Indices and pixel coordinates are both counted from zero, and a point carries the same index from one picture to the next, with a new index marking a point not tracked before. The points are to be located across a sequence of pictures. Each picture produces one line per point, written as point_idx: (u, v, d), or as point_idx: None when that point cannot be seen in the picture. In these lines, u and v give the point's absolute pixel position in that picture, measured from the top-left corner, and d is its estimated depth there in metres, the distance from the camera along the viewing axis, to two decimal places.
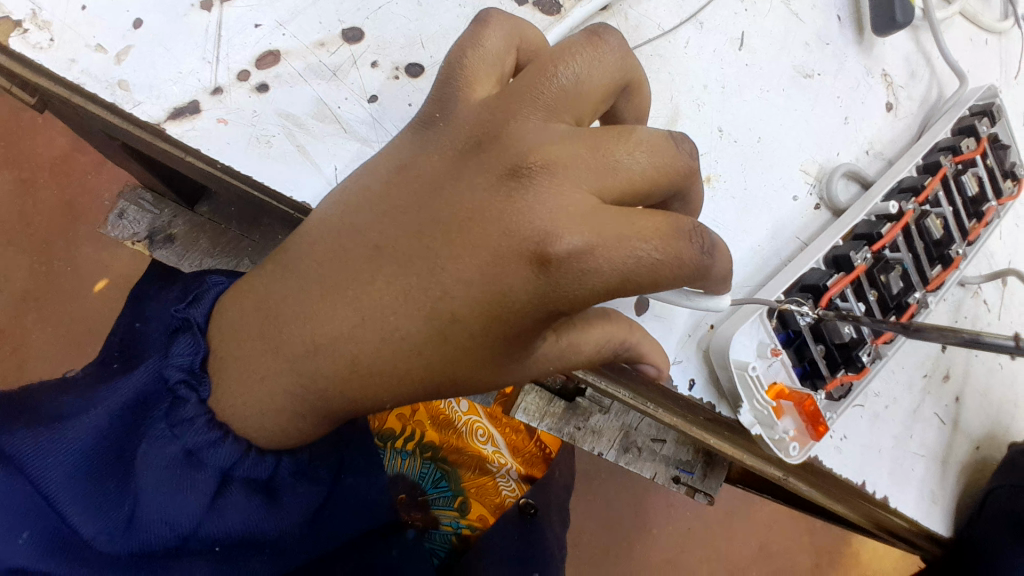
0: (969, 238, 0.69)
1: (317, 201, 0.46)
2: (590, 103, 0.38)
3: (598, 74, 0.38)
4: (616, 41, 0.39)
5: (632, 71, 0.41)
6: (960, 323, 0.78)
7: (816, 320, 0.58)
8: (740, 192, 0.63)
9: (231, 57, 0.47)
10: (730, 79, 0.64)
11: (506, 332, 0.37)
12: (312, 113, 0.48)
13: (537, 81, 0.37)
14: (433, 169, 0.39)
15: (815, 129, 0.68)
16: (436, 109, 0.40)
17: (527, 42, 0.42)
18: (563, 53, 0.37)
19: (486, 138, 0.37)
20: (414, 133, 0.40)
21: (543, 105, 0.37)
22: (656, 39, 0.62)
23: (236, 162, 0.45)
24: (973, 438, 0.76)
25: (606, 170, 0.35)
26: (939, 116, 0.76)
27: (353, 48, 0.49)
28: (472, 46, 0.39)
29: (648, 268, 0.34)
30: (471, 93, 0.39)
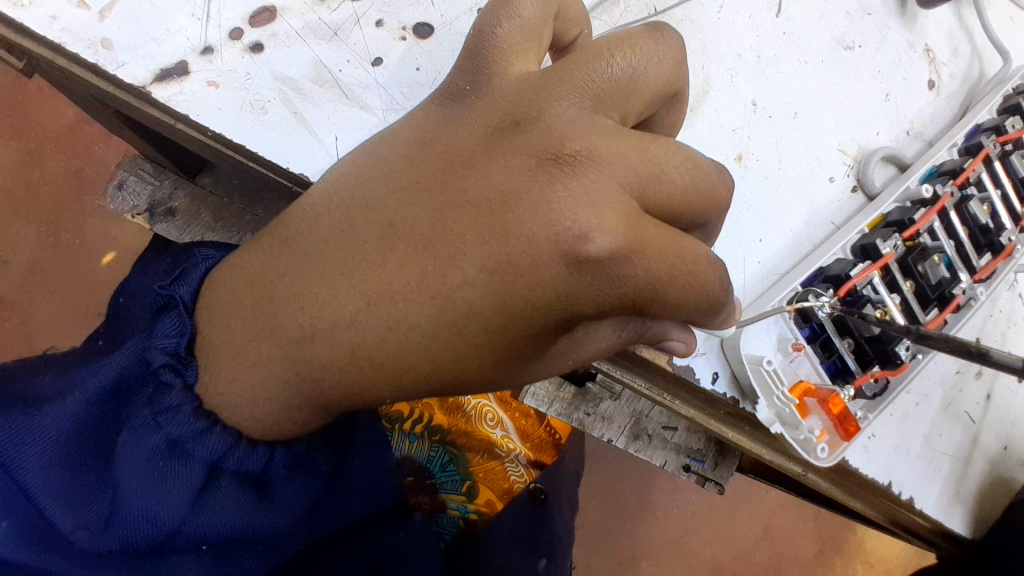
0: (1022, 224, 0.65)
1: (318, 175, 0.43)
2: (643, 100, 0.35)
3: (655, 72, 0.35)
4: (676, 42, 0.36)
5: (681, 84, 0.38)
6: (995, 316, 0.74)
7: (838, 312, 0.54)
8: (773, 172, 0.58)
9: (223, 12, 0.43)
10: (767, 48, 0.59)
11: (525, 332, 0.34)
12: (310, 77, 0.44)
13: (587, 66, 0.34)
14: (458, 138, 0.35)
15: (854, 106, 0.63)
16: (466, 80, 0.36)
17: (565, 11, 0.38)
18: (621, 44, 0.34)
19: (524, 119, 0.34)
20: (438, 104, 0.37)
21: (586, 94, 0.34)
22: (687, 3, 0.56)
23: (227, 129, 0.42)
24: (1005, 437, 0.72)
25: (656, 175, 0.32)
26: (980, 98, 0.71)
27: (356, 5, 0.45)
28: (507, 13, 0.35)
29: (681, 286, 0.32)
30: (507, 66, 0.35)
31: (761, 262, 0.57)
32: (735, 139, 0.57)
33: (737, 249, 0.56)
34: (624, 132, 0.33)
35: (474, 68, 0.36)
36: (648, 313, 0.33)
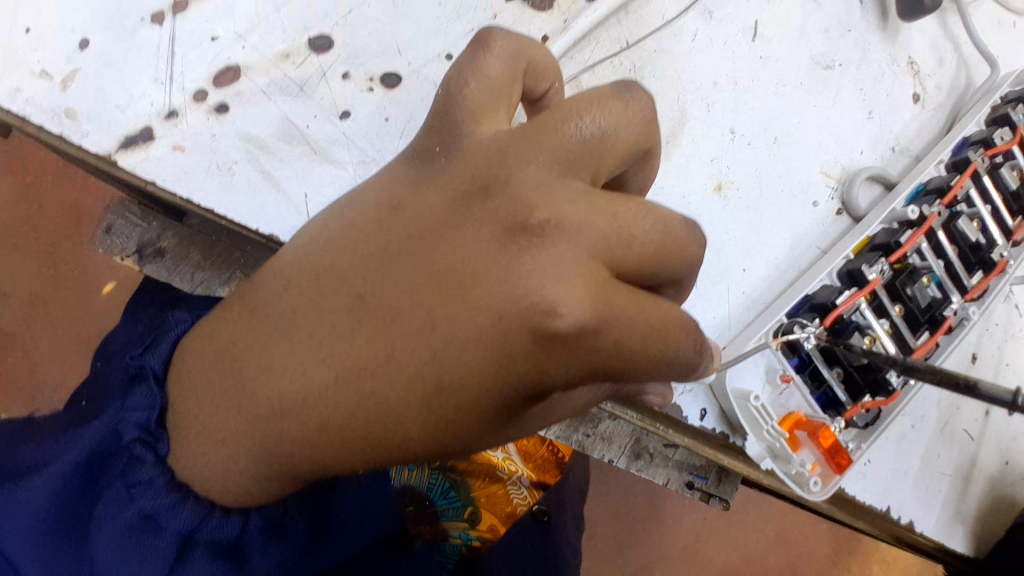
0: (1014, 238, 0.65)
1: (289, 234, 0.42)
2: (614, 160, 0.35)
3: (625, 132, 0.34)
4: (645, 102, 0.36)
5: (653, 139, 0.37)
6: (990, 330, 0.73)
7: (824, 342, 0.53)
8: (755, 200, 0.57)
9: (186, 74, 0.43)
10: (744, 76, 0.58)
11: (499, 405, 0.32)
12: (278, 134, 0.43)
13: (556, 128, 0.34)
14: (428, 201, 0.34)
15: (836, 127, 0.62)
16: (436, 141, 0.36)
17: (534, 65, 0.37)
18: (591, 105, 0.34)
19: (492, 184, 0.34)
20: (407, 165, 0.37)
21: (555, 156, 0.33)
22: (662, 32, 0.55)
23: (194, 193, 0.41)
24: (1004, 451, 0.71)
25: (626, 238, 0.32)
26: (969, 106, 0.71)
27: (322, 59, 0.45)
28: (472, 74, 0.35)
29: (653, 355, 0.31)
30: (476, 127, 0.35)
31: (745, 292, 0.56)
32: (714, 170, 0.56)
33: (720, 279, 0.56)
34: (592, 194, 0.33)
35: (444, 128, 0.36)
36: (625, 379, 0.33)
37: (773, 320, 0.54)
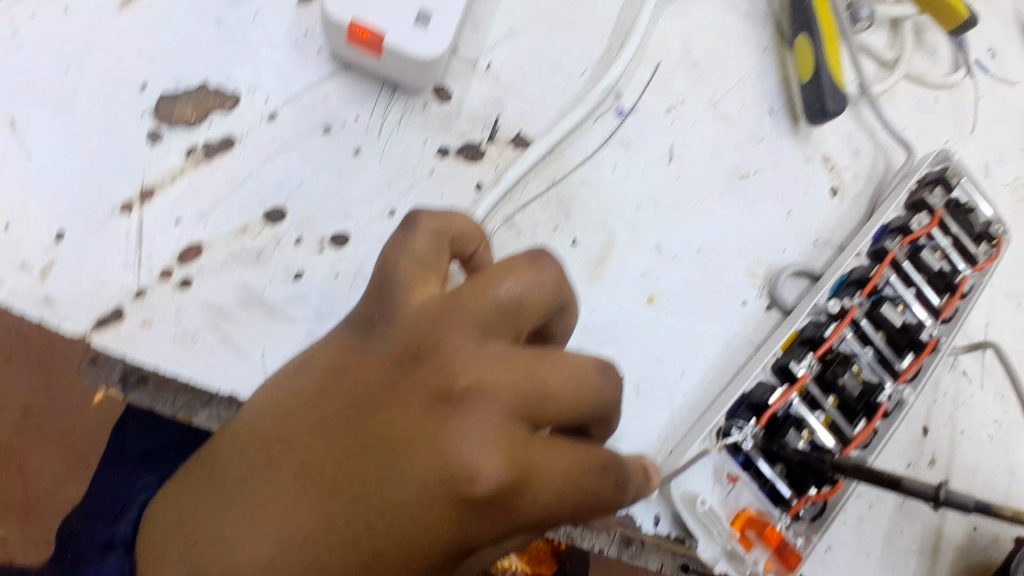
0: (943, 316, 0.67)
1: (251, 389, 0.47)
2: (533, 319, 0.40)
3: (538, 293, 0.40)
4: (554, 266, 0.42)
5: (567, 295, 0.43)
6: (940, 400, 0.76)
7: (759, 443, 0.58)
8: (685, 306, 0.63)
9: (153, 256, 0.48)
10: (665, 197, 0.64)
11: (433, 562, 0.35)
12: (238, 300, 0.49)
13: (477, 297, 0.39)
14: (369, 367, 0.39)
15: (759, 231, 0.68)
16: (374, 309, 0.41)
17: (459, 234, 0.43)
18: (507, 273, 0.40)
19: (422, 351, 0.38)
20: (352, 330, 0.41)
21: (478, 322, 0.38)
22: (585, 165, 0.62)
23: (164, 362, 0.47)
24: (971, 518, 0.71)
25: (543, 397, 0.37)
26: (889, 189, 0.73)
27: (276, 229, 0.50)
28: (403, 252, 0.40)
29: (571, 500, 0.37)
30: (411, 295, 0.40)
31: (685, 394, 0.60)
32: (645, 283, 0.62)
33: (660, 384, 0.60)
34: (511, 355, 0.38)
35: (380, 298, 0.40)
36: (551, 519, 0.37)
37: (714, 423, 0.57)
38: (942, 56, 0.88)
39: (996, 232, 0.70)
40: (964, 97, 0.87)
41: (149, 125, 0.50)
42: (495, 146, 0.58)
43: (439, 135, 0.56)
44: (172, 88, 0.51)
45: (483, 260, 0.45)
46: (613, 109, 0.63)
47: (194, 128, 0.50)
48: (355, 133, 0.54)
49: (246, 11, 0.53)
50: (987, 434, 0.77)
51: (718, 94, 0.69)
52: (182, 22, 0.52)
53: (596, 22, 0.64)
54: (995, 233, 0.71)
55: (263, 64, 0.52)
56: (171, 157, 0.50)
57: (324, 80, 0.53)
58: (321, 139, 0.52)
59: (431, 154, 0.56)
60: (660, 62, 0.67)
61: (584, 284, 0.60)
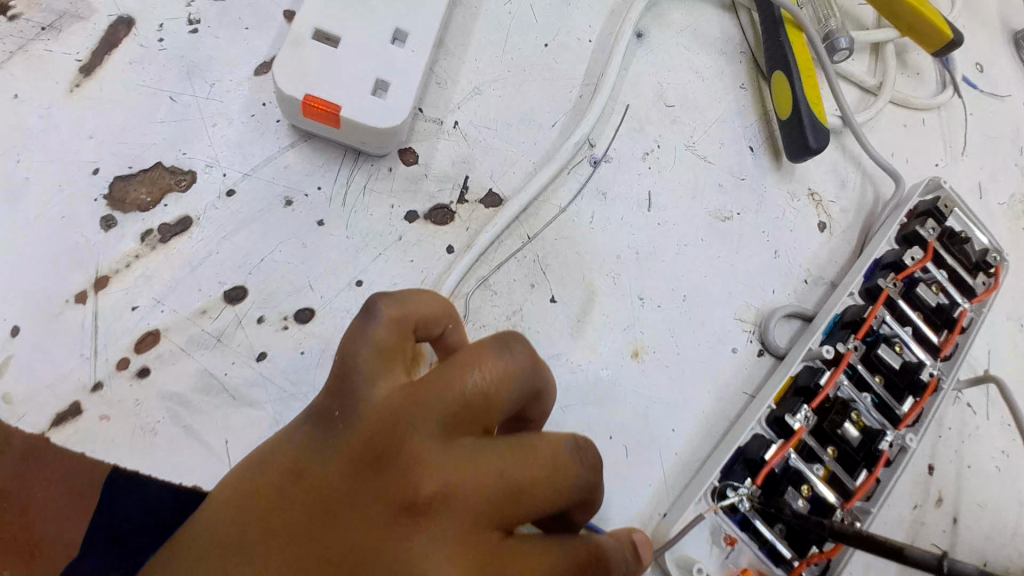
0: (944, 354, 0.64)
1: (213, 483, 0.46)
2: (505, 408, 0.39)
3: (507, 383, 0.39)
4: (525, 349, 0.40)
5: (542, 377, 0.41)
6: (945, 436, 0.71)
7: (755, 502, 0.54)
8: (672, 359, 0.60)
9: (109, 346, 0.48)
10: (645, 243, 0.63)
11: None
12: (196, 388, 0.48)
13: (442, 390, 0.38)
14: (332, 468, 0.37)
15: (746, 273, 0.65)
16: (334, 404, 0.39)
17: (423, 317, 0.41)
18: (473, 362, 0.38)
19: (385, 455, 0.37)
20: (312, 424, 0.39)
21: (444, 419, 0.37)
22: (559, 219, 0.60)
23: (121, 460, 0.45)
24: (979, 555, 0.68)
25: (518, 494, 0.38)
26: (879, 220, 0.70)
27: (236, 308, 0.49)
28: (363, 344, 0.38)
29: None
30: (374, 388, 0.38)
31: (677, 453, 0.57)
32: (629, 337, 0.59)
33: (650, 444, 0.57)
34: (482, 450, 0.38)
35: (341, 391, 0.39)
36: None
37: (707, 484, 0.54)
38: (926, 77, 0.86)
39: (993, 260, 0.68)
40: (954, 116, 0.85)
41: (103, 210, 0.51)
42: (465, 206, 0.57)
43: (406, 202, 0.55)
44: (127, 171, 0.52)
45: (452, 340, 0.43)
46: (586, 158, 0.63)
47: (149, 212, 0.51)
48: (318, 204, 0.52)
49: (201, 87, 0.54)
50: (995, 464, 0.73)
51: (693, 135, 0.67)
52: (140, 100, 0.54)
53: (566, 72, 0.63)
54: (991, 262, 0.68)
55: (221, 138, 0.53)
56: (126, 242, 0.50)
57: (284, 151, 0.53)
58: (283, 213, 0.51)
59: (399, 220, 0.54)
60: (631, 105, 0.66)
61: (566, 342, 0.57)
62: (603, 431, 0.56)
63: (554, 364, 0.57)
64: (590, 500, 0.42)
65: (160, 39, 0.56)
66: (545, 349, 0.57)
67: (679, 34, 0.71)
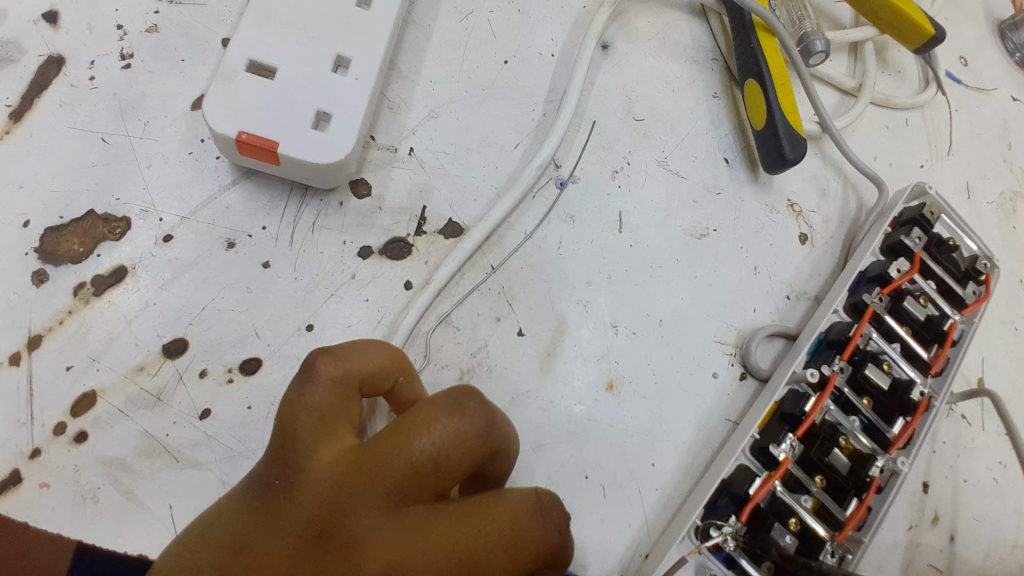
0: (934, 370, 0.61)
1: (159, 551, 0.43)
2: (459, 473, 0.36)
3: (460, 447, 0.36)
4: (480, 407, 0.37)
5: (502, 435, 0.38)
6: (940, 451, 0.68)
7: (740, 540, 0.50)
8: (650, 388, 0.57)
9: (45, 410, 0.45)
10: (617, 266, 0.60)
11: None
12: (137, 451, 0.45)
13: (387, 458, 0.35)
14: (271, 546, 0.34)
15: (726, 293, 0.62)
16: (275, 472, 0.36)
17: (368, 376, 0.39)
18: (421, 425, 0.36)
19: (329, 530, 0.34)
20: (251, 494, 0.36)
21: (392, 489, 0.35)
22: (524, 247, 0.58)
23: (63, 530, 0.43)
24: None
25: (470, 564, 0.35)
26: (863, 230, 0.67)
27: (177, 363, 0.47)
28: (302, 410, 0.37)
29: None
30: (315, 457, 0.36)
31: (658, 489, 0.54)
32: (603, 367, 0.57)
33: (630, 480, 0.54)
34: (431, 520, 0.35)
35: (282, 458, 0.36)
36: None
37: (689, 523, 0.51)
38: (908, 75, 0.83)
39: (982, 269, 0.65)
40: (938, 115, 0.82)
41: (35, 265, 0.48)
42: (423, 238, 0.53)
43: (360, 236, 0.52)
44: (58, 222, 0.49)
45: (403, 393, 0.41)
46: (552, 180, 0.60)
47: (81, 264, 0.48)
48: (262, 244, 0.51)
49: (133, 125, 0.53)
50: (992, 475, 0.69)
51: (665, 150, 0.64)
52: (75, 145, 0.51)
53: (528, 89, 0.60)
54: (981, 270, 0.65)
55: (156, 179, 0.51)
56: (59, 298, 0.48)
57: (225, 189, 0.52)
58: (225, 256, 0.50)
59: (352, 257, 0.52)
60: (597, 121, 0.63)
61: (536, 378, 0.55)
62: (578, 470, 0.53)
63: (524, 402, 0.54)
64: (556, 563, 0.39)
65: (92, 77, 0.54)
66: (513, 386, 0.54)
67: (647, 43, 0.68)
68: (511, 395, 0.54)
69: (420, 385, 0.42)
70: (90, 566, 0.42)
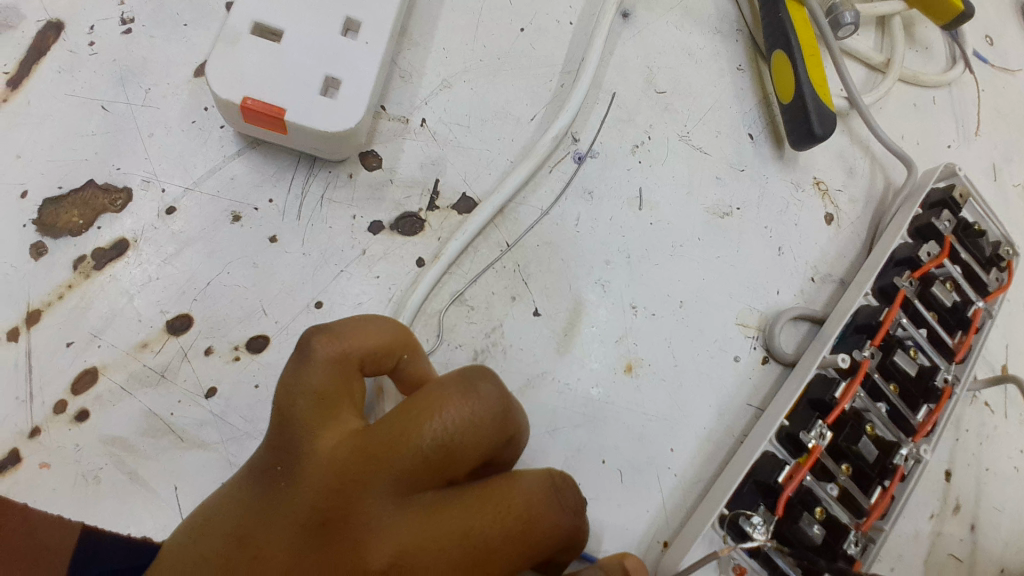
0: (958, 357, 0.58)
1: (165, 534, 0.41)
2: (472, 460, 0.34)
3: (471, 433, 0.33)
4: (495, 389, 0.35)
5: (515, 419, 0.36)
6: (963, 439, 0.65)
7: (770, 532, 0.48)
8: (670, 371, 0.55)
9: (46, 387, 0.44)
10: (636, 246, 0.57)
11: None
12: (140, 430, 0.43)
13: (395, 444, 0.33)
14: (275, 534, 0.33)
15: (749, 274, 0.59)
16: (275, 459, 0.34)
17: (370, 356, 0.37)
18: (431, 409, 0.33)
19: (334, 519, 0.32)
20: (252, 482, 0.34)
21: (399, 477, 0.33)
22: (540, 224, 0.55)
23: (64, 511, 0.41)
24: (1000, 565, 0.63)
25: (484, 554, 0.33)
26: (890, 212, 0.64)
27: (181, 339, 0.46)
28: (299, 393, 0.34)
29: None
30: (316, 441, 0.34)
31: (677, 475, 0.53)
32: (621, 349, 0.55)
33: (648, 465, 0.52)
34: (442, 508, 0.33)
35: (281, 444, 0.34)
36: None
37: (716, 513, 0.48)
38: (936, 52, 0.80)
39: (1006, 255, 0.63)
40: (966, 93, 0.79)
41: (34, 237, 0.46)
42: (436, 213, 0.51)
43: (369, 210, 0.50)
44: (57, 193, 0.47)
45: (408, 370, 0.39)
46: (569, 154, 0.58)
47: (81, 237, 0.47)
48: (269, 218, 0.49)
49: (135, 93, 0.50)
50: (1014, 464, 0.66)
51: (686, 125, 0.62)
52: (74, 113, 0.49)
53: (544, 59, 0.58)
54: (1004, 256, 0.63)
55: (158, 148, 0.49)
56: (58, 272, 0.46)
57: (230, 160, 0.49)
58: (231, 229, 0.48)
59: (362, 232, 0.50)
60: (617, 93, 0.61)
61: (551, 359, 0.53)
62: (595, 454, 0.52)
63: (540, 384, 0.52)
64: (572, 548, 0.38)
65: (91, 43, 0.51)
66: (528, 367, 0.52)
67: (668, 13, 0.65)
68: (526, 376, 0.52)
69: (425, 361, 0.39)
70: (98, 553, 0.40)
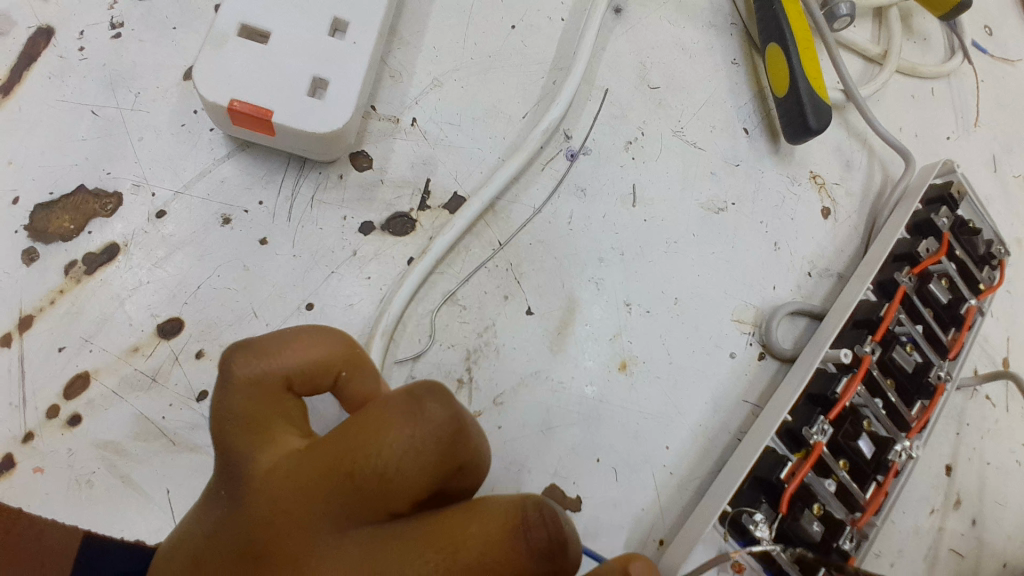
0: (951, 354, 0.57)
1: (158, 537, 0.42)
2: (417, 489, 0.29)
3: (411, 458, 0.29)
4: (445, 409, 0.30)
5: (470, 444, 0.30)
6: (964, 433, 0.65)
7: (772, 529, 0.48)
8: (665, 369, 0.55)
9: (38, 393, 0.44)
10: (629, 243, 0.57)
11: None
12: (133, 434, 0.43)
13: (331, 469, 0.29)
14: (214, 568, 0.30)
15: (744, 270, 0.59)
16: (216, 482, 0.32)
17: (297, 372, 0.33)
18: (366, 431, 0.29)
19: (274, 551, 0.29)
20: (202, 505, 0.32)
21: (338, 506, 0.29)
22: (533, 223, 0.55)
23: (57, 516, 0.41)
24: (1003, 560, 0.63)
25: None
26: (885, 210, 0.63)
27: (172, 343, 0.46)
28: (224, 414, 0.32)
29: None
30: (250, 464, 0.31)
31: (673, 473, 0.52)
32: (616, 347, 0.54)
33: (643, 463, 0.52)
34: (386, 543, 0.29)
35: (218, 466, 0.32)
36: None
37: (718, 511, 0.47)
38: (934, 43, 0.79)
39: (999, 253, 0.62)
40: (965, 85, 0.78)
41: (25, 243, 0.46)
42: (427, 213, 0.51)
43: (360, 211, 0.50)
44: (47, 199, 0.47)
45: (349, 388, 0.36)
46: (562, 151, 0.57)
47: (72, 242, 0.47)
48: (260, 220, 0.49)
49: (125, 97, 0.50)
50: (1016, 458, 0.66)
51: (680, 120, 0.61)
52: (64, 118, 0.49)
53: (535, 56, 0.57)
54: (998, 255, 0.62)
55: (148, 152, 0.49)
56: (50, 277, 0.46)
57: (220, 162, 0.49)
58: (221, 232, 0.48)
59: (353, 232, 0.49)
60: (610, 89, 0.60)
61: (545, 358, 0.53)
62: (589, 453, 0.51)
63: (534, 382, 0.52)
64: None
65: (82, 48, 0.51)
66: (522, 367, 0.52)
67: (661, 8, 0.64)
68: (520, 375, 0.52)
69: (368, 378, 0.36)
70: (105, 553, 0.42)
